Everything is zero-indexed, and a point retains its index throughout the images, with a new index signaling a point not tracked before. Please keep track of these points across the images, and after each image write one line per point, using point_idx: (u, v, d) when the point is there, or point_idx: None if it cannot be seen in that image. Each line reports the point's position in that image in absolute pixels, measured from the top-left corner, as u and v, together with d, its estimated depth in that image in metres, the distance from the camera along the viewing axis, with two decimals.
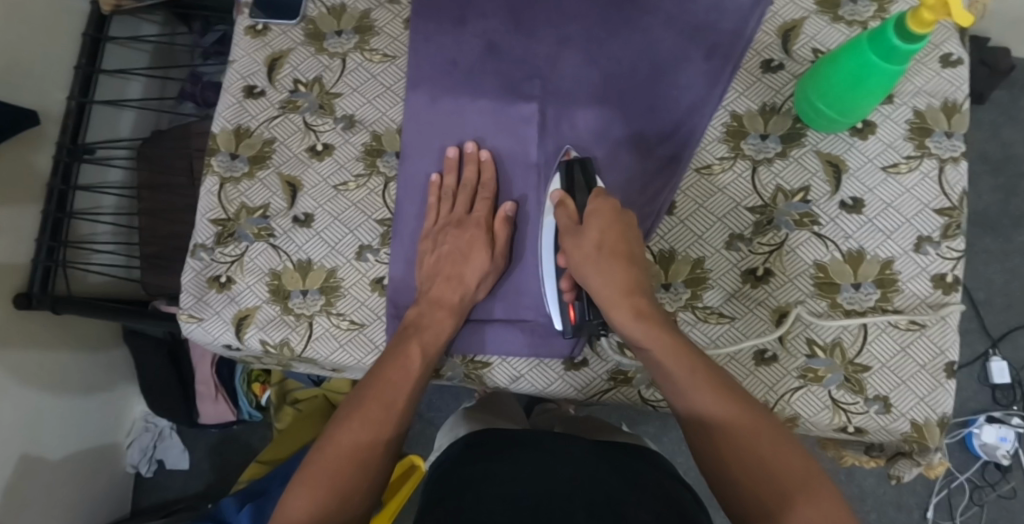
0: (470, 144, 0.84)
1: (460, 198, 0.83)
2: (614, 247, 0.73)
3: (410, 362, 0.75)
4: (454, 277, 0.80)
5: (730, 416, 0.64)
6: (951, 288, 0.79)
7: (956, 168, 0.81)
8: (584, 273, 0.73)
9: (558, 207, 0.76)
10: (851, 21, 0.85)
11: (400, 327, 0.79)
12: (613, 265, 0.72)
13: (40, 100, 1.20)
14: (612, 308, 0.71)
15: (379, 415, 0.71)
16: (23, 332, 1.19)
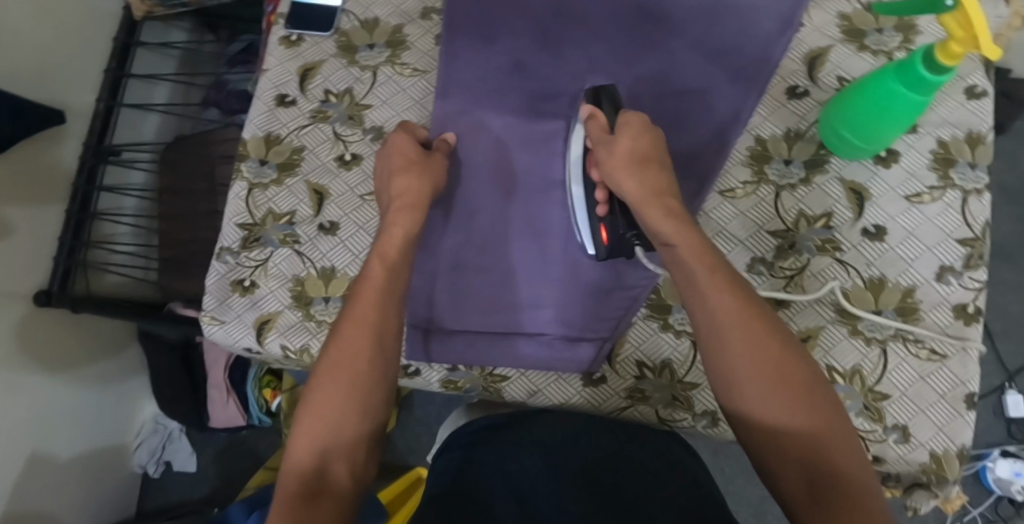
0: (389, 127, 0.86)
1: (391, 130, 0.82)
2: (645, 161, 0.71)
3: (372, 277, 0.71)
4: (410, 172, 0.77)
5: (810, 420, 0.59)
6: (973, 319, 0.80)
7: (978, 200, 0.82)
8: (616, 173, 0.70)
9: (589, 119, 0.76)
10: (876, 50, 0.86)
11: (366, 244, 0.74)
12: (646, 171, 0.70)
13: (71, 101, 1.23)
14: (645, 210, 0.68)
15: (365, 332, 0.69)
16: (40, 328, 1.20)
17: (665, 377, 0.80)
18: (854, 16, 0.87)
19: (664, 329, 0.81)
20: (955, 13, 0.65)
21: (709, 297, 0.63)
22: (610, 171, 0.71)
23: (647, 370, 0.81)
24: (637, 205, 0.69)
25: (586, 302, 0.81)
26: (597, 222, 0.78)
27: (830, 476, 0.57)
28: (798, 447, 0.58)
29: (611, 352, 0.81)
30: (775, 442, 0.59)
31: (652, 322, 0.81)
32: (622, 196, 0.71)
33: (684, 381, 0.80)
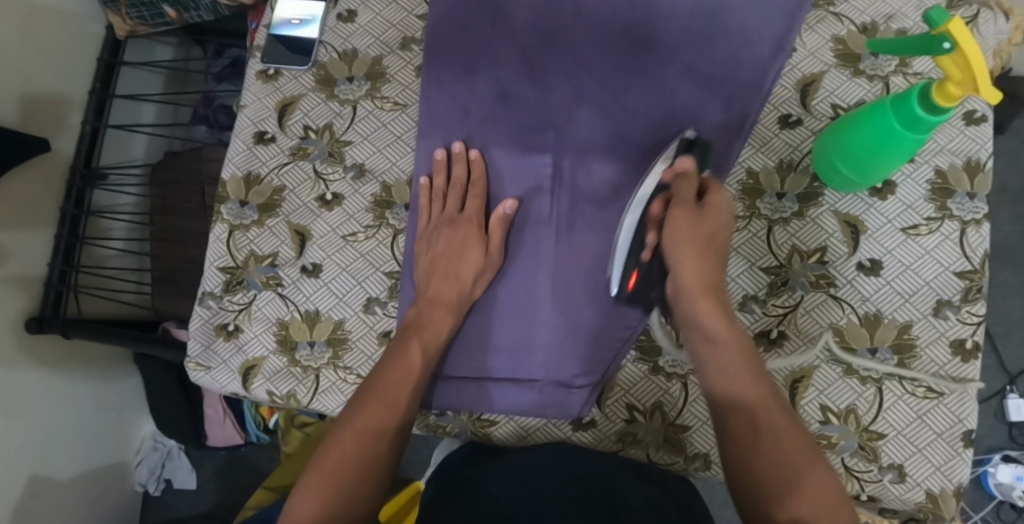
0: (458, 144, 0.84)
1: (451, 198, 0.83)
2: (704, 248, 0.72)
3: (411, 363, 0.74)
4: (451, 274, 0.79)
5: (758, 405, 0.66)
6: (971, 355, 0.78)
7: (978, 231, 0.79)
8: (683, 260, 0.71)
9: (679, 178, 0.73)
10: (872, 75, 0.82)
11: (401, 328, 0.78)
12: (713, 258, 0.72)
13: (54, 125, 1.20)
14: (701, 298, 0.71)
15: (390, 391, 0.72)
16: (32, 354, 1.19)
17: (656, 419, 0.79)
18: (849, 39, 0.84)
19: (655, 372, 0.80)
20: (952, 54, 0.62)
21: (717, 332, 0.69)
22: (676, 250, 0.72)
23: (637, 413, 0.80)
24: (695, 292, 0.71)
25: (579, 348, 0.79)
26: (631, 266, 0.76)
27: (787, 479, 0.61)
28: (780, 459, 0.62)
29: (601, 395, 0.80)
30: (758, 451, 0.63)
31: (642, 365, 0.80)
32: (678, 274, 0.72)
33: (676, 424, 0.78)
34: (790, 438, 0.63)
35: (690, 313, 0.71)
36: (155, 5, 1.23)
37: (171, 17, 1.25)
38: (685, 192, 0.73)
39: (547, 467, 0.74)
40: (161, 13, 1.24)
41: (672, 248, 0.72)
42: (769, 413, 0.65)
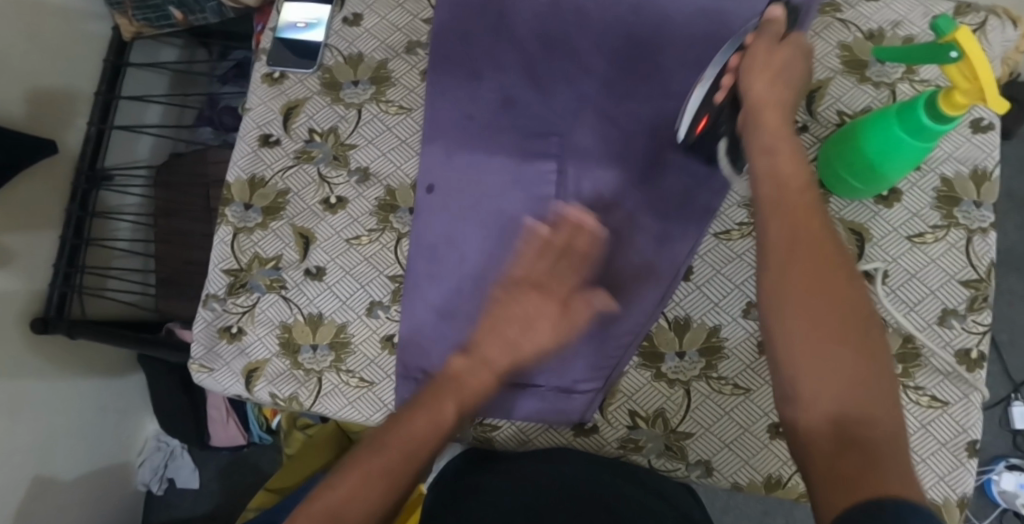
0: (585, 216, 0.73)
1: (563, 264, 0.73)
2: (785, 69, 0.65)
3: (441, 417, 0.68)
4: (509, 341, 0.71)
5: (837, 283, 0.53)
6: (976, 365, 0.77)
7: (984, 239, 0.79)
8: (759, 80, 0.64)
9: (767, 21, 0.68)
10: (878, 82, 0.82)
11: (441, 378, 0.71)
12: (781, 83, 0.64)
13: (60, 126, 1.21)
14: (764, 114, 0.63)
15: (414, 442, 0.65)
16: (37, 355, 1.19)
17: (658, 426, 0.79)
18: (856, 46, 0.84)
19: (657, 378, 0.79)
20: (959, 64, 0.62)
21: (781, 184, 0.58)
22: (753, 66, 0.65)
23: (639, 419, 0.79)
24: (759, 106, 0.63)
25: (582, 353, 0.79)
26: (703, 111, 0.72)
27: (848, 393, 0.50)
28: (843, 356, 0.51)
29: (602, 401, 0.80)
30: (811, 340, 0.52)
31: (645, 371, 0.80)
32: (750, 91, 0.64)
33: (677, 431, 0.78)
34: (862, 337, 0.51)
35: (757, 125, 0.63)
36: (161, 8, 1.23)
37: (177, 19, 1.25)
38: (770, 29, 0.67)
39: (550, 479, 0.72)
40: (167, 14, 1.24)
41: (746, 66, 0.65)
42: (848, 307, 0.52)
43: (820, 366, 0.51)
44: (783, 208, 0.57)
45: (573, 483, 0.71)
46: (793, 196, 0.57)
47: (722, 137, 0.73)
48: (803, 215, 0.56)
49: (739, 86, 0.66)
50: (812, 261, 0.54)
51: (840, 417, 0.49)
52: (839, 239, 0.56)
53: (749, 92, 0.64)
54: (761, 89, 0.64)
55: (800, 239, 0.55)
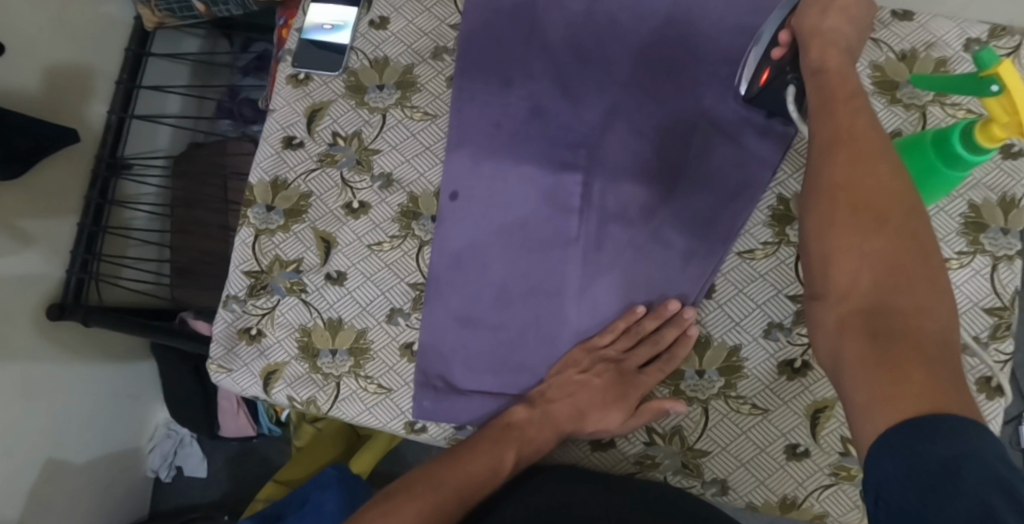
0: (689, 309, 0.78)
1: (643, 350, 0.78)
2: (846, 9, 0.70)
3: (501, 463, 0.74)
4: (577, 416, 0.78)
5: (883, 188, 0.57)
6: (996, 393, 0.77)
7: (1009, 268, 0.78)
8: (821, 23, 0.69)
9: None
10: (909, 104, 0.81)
11: (503, 423, 0.77)
12: (835, 21, 0.69)
13: (81, 113, 1.21)
14: (811, 47, 0.69)
15: (469, 487, 0.72)
16: (51, 340, 1.20)
17: (675, 444, 0.79)
18: (888, 67, 0.83)
19: (676, 395, 0.80)
20: (1000, 97, 0.61)
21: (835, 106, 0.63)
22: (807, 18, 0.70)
23: (657, 437, 0.79)
24: (807, 39, 0.69)
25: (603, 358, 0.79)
26: (766, 63, 0.75)
27: (882, 287, 0.54)
28: (886, 256, 0.55)
29: None
30: (851, 242, 0.57)
31: (664, 388, 0.80)
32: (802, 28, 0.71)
33: (694, 449, 0.78)
34: (907, 237, 0.55)
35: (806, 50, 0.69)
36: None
37: (200, 11, 1.24)
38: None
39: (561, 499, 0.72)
40: (190, 6, 1.23)
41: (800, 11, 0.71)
42: (890, 207, 0.57)
43: (860, 263, 0.56)
44: (830, 109, 0.63)
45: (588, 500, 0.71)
46: (843, 110, 0.62)
47: (790, 83, 0.74)
48: (849, 115, 0.62)
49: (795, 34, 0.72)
50: (856, 172, 0.58)
51: (874, 309, 0.54)
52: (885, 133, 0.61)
53: (806, 31, 0.70)
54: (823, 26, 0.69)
55: (844, 134, 0.61)
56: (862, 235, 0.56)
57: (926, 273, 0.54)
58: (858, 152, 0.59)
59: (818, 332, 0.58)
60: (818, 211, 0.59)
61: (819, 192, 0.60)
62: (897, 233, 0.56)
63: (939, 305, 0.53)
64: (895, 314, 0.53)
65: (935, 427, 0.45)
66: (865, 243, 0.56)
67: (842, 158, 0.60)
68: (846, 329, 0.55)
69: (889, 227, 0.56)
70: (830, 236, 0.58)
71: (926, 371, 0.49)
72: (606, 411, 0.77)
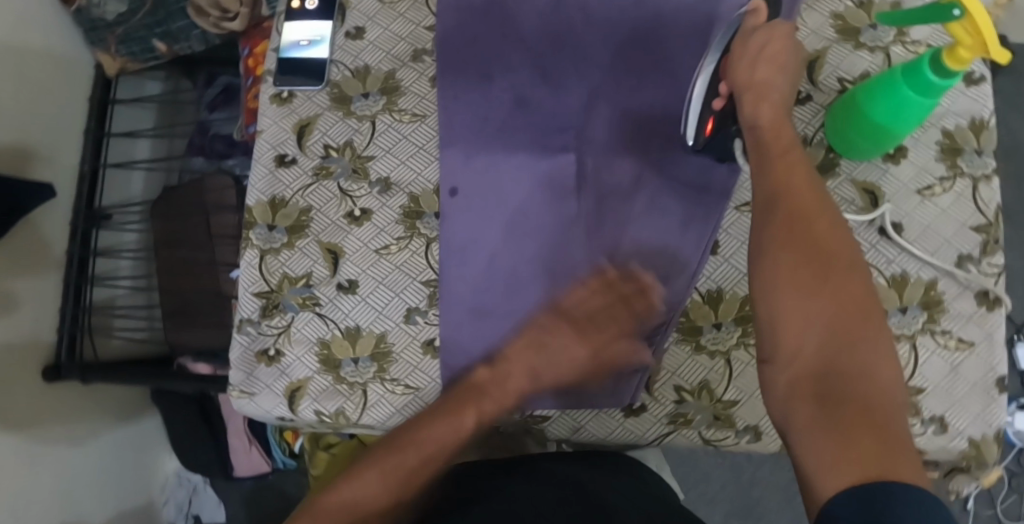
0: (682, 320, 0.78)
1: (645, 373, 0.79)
2: (775, 55, 0.71)
3: (462, 422, 0.75)
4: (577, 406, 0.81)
5: (826, 252, 0.61)
6: (995, 305, 0.81)
7: (989, 186, 0.83)
8: (754, 72, 0.71)
9: (751, 13, 0.75)
10: (872, 47, 0.86)
11: (464, 385, 0.78)
12: (768, 69, 0.71)
13: (49, 168, 1.19)
14: (744, 98, 0.71)
15: (433, 450, 0.73)
16: (49, 401, 1.17)
17: (703, 398, 0.81)
18: (847, 15, 0.88)
19: (698, 351, 0.81)
20: (962, 21, 0.65)
21: (776, 164, 0.66)
22: (736, 69, 0.72)
23: (685, 394, 0.81)
24: (741, 91, 0.71)
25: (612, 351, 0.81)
26: (707, 112, 0.75)
27: (829, 351, 0.57)
28: (832, 317, 0.58)
29: (648, 381, 0.81)
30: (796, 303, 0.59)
31: (685, 345, 0.82)
32: (733, 78, 0.72)
33: (723, 400, 0.80)
34: (851, 301, 0.59)
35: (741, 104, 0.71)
36: (144, 39, 1.23)
37: (162, 51, 1.25)
38: (750, 21, 0.74)
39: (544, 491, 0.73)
40: (151, 47, 1.24)
41: (733, 61, 0.72)
42: (832, 270, 0.60)
43: (805, 326, 0.58)
44: (770, 165, 0.66)
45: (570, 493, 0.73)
46: (786, 168, 0.65)
47: (735, 135, 0.75)
48: (788, 171, 0.65)
49: (731, 84, 0.73)
50: (801, 234, 0.62)
51: (823, 373, 0.56)
52: (822, 196, 0.64)
53: (740, 82, 0.71)
54: (754, 77, 0.71)
55: (782, 194, 0.64)
56: (807, 297, 0.59)
57: (868, 336, 0.58)
58: (798, 212, 0.63)
59: (767, 397, 0.59)
60: (765, 267, 0.62)
61: (763, 254, 0.62)
62: (840, 297, 0.59)
63: (883, 372, 0.56)
64: (844, 379, 0.56)
65: (886, 498, 0.47)
66: (808, 307, 0.59)
67: (783, 218, 0.63)
68: (796, 393, 0.57)
69: (829, 292, 0.59)
70: (776, 298, 0.60)
71: (878, 442, 0.51)
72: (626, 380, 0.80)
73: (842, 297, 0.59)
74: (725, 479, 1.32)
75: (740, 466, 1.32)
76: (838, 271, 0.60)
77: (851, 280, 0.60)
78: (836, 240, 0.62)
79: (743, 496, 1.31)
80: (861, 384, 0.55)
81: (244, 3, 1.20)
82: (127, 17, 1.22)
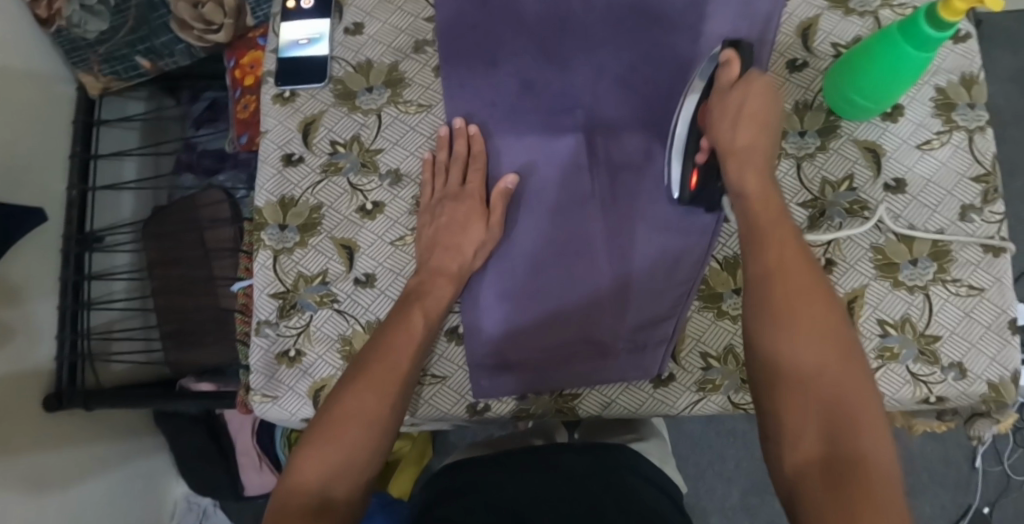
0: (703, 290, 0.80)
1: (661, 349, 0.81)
2: (754, 115, 0.76)
3: (413, 329, 0.78)
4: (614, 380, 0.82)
5: (822, 329, 0.64)
6: (1001, 251, 0.83)
7: (984, 137, 0.85)
8: (737, 135, 0.76)
9: (724, 65, 0.78)
10: (862, 12, 0.88)
11: (402, 296, 0.81)
12: (749, 127, 0.75)
13: (41, 193, 1.16)
14: (728, 162, 0.76)
15: (403, 365, 0.75)
16: (53, 430, 1.14)
17: (730, 363, 0.81)
18: None
19: (721, 317, 0.82)
20: None
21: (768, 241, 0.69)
22: (717, 128, 0.77)
23: (712, 360, 0.82)
24: (726, 155, 0.76)
25: (639, 324, 0.81)
26: (689, 166, 0.80)
27: (830, 428, 0.60)
28: (828, 394, 0.61)
29: (674, 349, 0.82)
30: (795, 382, 0.63)
31: (708, 312, 0.82)
32: (716, 143, 0.77)
33: None
34: (848, 376, 0.62)
35: (727, 172, 0.76)
36: (128, 57, 1.21)
37: (146, 68, 1.23)
38: (725, 76, 0.78)
39: (551, 494, 0.76)
40: (134, 64, 1.21)
41: (715, 119, 0.77)
42: (826, 345, 0.63)
43: (805, 404, 0.62)
44: (762, 240, 0.70)
45: (570, 500, 0.75)
46: (777, 245, 0.69)
47: (722, 195, 0.80)
48: (779, 246, 0.69)
49: (713, 143, 0.78)
50: (793, 311, 0.65)
51: (827, 454, 0.59)
52: (815, 271, 0.67)
53: (721, 144, 0.76)
54: (736, 139, 0.76)
55: (773, 269, 0.68)
56: (804, 375, 0.62)
57: (865, 411, 0.60)
58: (791, 288, 0.66)
59: (776, 473, 0.62)
60: (763, 347, 0.65)
61: (760, 331, 0.66)
62: (835, 374, 0.62)
63: (881, 448, 0.59)
64: (846, 457, 0.58)
65: None
66: (806, 387, 0.62)
67: (776, 295, 0.66)
68: (802, 474, 0.60)
69: (825, 374, 0.62)
70: (775, 377, 0.64)
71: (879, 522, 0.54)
72: (650, 349, 0.81)
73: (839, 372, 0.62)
74: (740, 457, 1.33)
75: (753, 443, 1.33)
76: (832, 346, 0.63)
77: (847, 356, 0.63)
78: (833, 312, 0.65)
79: (758, 472, 1.32)
80: (862, 463, 0.58)
81: (228, 14, 1.17)
82: (109, 35, 1.18)
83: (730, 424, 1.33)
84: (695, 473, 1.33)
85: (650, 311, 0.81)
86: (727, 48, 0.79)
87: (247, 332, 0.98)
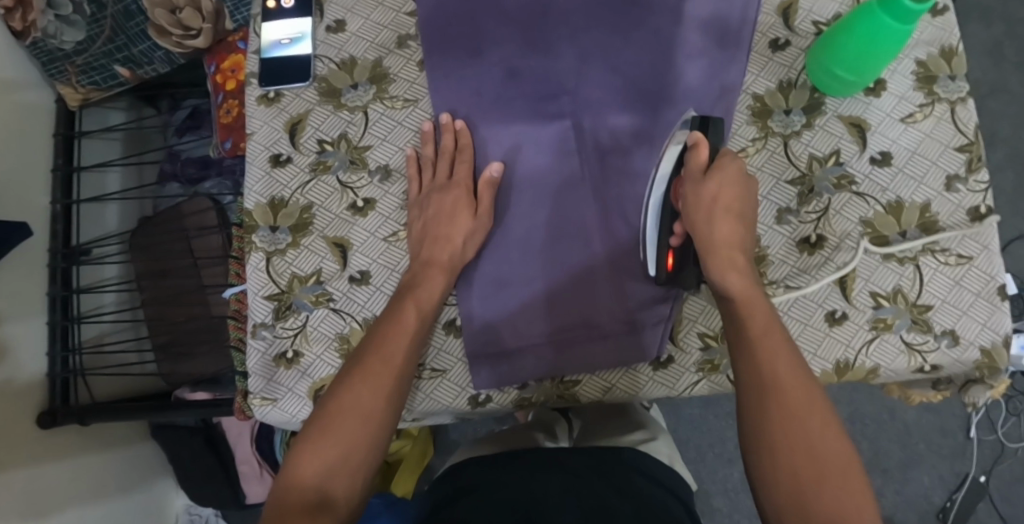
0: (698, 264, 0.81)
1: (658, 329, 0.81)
2: (730, 208, 0.75)
3: (405, 324, 0.77)
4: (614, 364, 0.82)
5: (820, 443, 0.64)
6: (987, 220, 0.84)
7: (966, 107, 0.86)
8: (717, 224, 0.74)
9: (693, 149, 0.77)
10: None
11: (396, 292, 0.81)
12: (727, 219, 0.75)
13: (25, 208, 1.15)
14: (710, 257, 0.74)
15: (398, 361, 0.75)
16: (48, 448, 1.13)
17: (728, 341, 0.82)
18: None
19: (716, 296, 0.83)
20: None
21: (761, 351, 0.68)
22: (693, 215, 0.75)
23: (710, 339, 0.82)
24: (707, 249, 0.74)
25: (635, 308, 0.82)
26: (665, 249, 0.78)
27: None
28: (828, 511, 0.61)
29: (672, 331, 0.83)
30: (795, 495, 0.62)
31: (703, 293, 0.83)
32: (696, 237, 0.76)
33: None
34: (847, 490, 0.62)
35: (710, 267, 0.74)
36: (106, 67, 1.19)
37: (125, 76, 1.21)
38: (693, 162, 0.76)
39: (559, 494, 0.75)
40: (114, 74, 1.20)
41: (689, 209, 0.76)
42: (824, 457, 0.63)
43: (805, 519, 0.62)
44: (756, 351, 0.68)
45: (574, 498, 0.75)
46: (773, 352, 0.68)
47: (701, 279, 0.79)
48: (776, 354, 0.68)
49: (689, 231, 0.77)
50: (791, 425, 0.64)
51: None
52: (811, 381, 0.67)
53: (699, 235, 0.75)
54: (716, 235, 0.74)
55: (768, 383, 0.66)
56: (805, 491, 0.62)
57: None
58: (787, 399, 0.65)
59: None
60: (764, 462, 0.65)
61: (760, 443, 0.65)
62: (836, 492, 0.62)
63: None
64: None
65: None
66: (807, 506, 0.62)
67: (774, 406, 0.65)
68: None
69: (828, 491, 0.62)
70: (775, 491, 0.63)
71: None
72: (647, 331, 0.81)
73: (838, 487, 0.62)
74: None
75: None
76: (831, 459, 0.63)
77: (848, 470, 0.63)
78: (829, 424, 0.65)
79: None
80: None
81: (207, 19, 1.16)
82: (85, 45, 1.16)
83: (728, 406, 1.34)
84: (695, 456, 1.34)
85: (646, 294, 0.82)
86: (696, 130, 0.78)
87: (241, 339, 0.96)
